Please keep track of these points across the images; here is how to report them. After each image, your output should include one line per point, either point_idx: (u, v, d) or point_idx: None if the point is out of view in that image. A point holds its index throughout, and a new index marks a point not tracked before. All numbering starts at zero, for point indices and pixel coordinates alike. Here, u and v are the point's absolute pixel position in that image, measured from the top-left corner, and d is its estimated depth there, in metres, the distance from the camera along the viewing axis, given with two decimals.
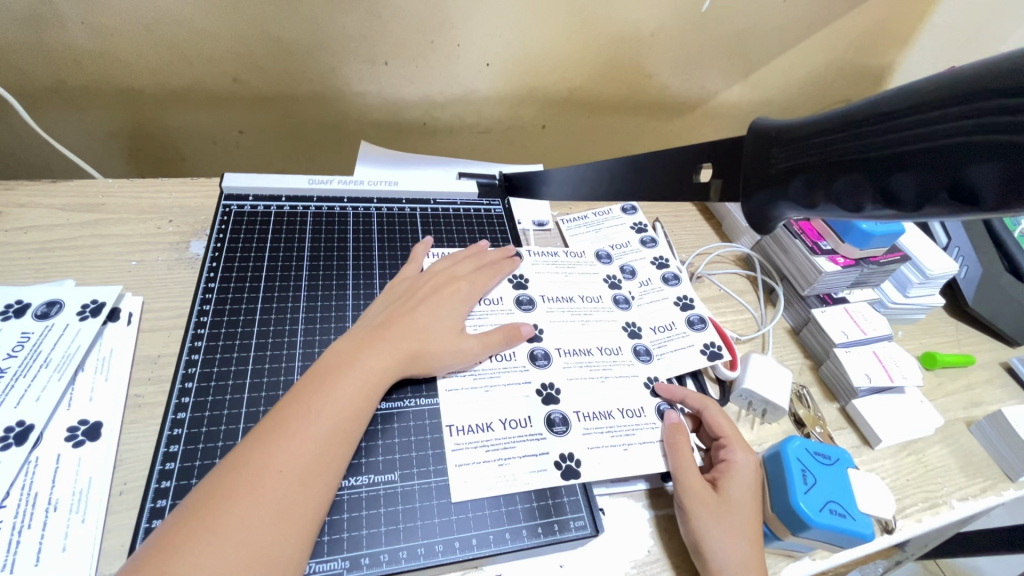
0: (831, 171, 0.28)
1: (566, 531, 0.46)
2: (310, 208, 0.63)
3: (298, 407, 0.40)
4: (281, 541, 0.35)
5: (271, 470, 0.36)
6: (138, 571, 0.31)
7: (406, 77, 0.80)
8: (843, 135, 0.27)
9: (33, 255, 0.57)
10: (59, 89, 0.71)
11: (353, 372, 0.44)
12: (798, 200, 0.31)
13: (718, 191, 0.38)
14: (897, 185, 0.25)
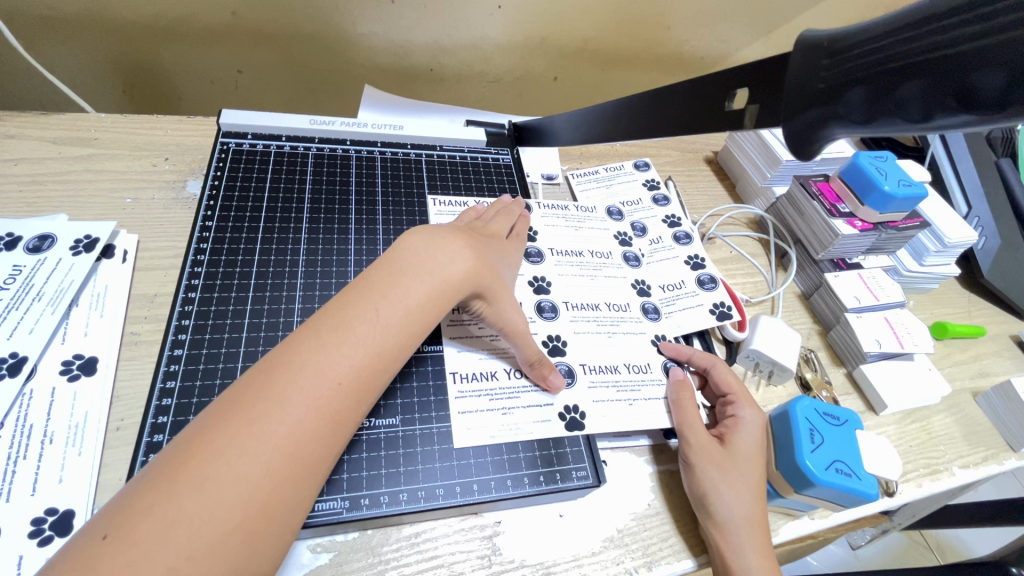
0: (897, 76, 0.26)
1: (568, 480, 0.45)
2: (312, 149, 0.61)
3: (359, 309, 0.35)
4: (324, 456, 0.31)
5: (323, 375, 0.32)
6: (186, 451, 0.27)
7: (415, 19, 0.76)
8: (912, 32, 0.25)
9: (24, 187, 0.55)
10: (47, 16, 0.67)
11: (421, 277, 0.39)
12: (857, 117, 0.28)
13: (753, 118, 0.35)
14: (980, 82, 0.23)
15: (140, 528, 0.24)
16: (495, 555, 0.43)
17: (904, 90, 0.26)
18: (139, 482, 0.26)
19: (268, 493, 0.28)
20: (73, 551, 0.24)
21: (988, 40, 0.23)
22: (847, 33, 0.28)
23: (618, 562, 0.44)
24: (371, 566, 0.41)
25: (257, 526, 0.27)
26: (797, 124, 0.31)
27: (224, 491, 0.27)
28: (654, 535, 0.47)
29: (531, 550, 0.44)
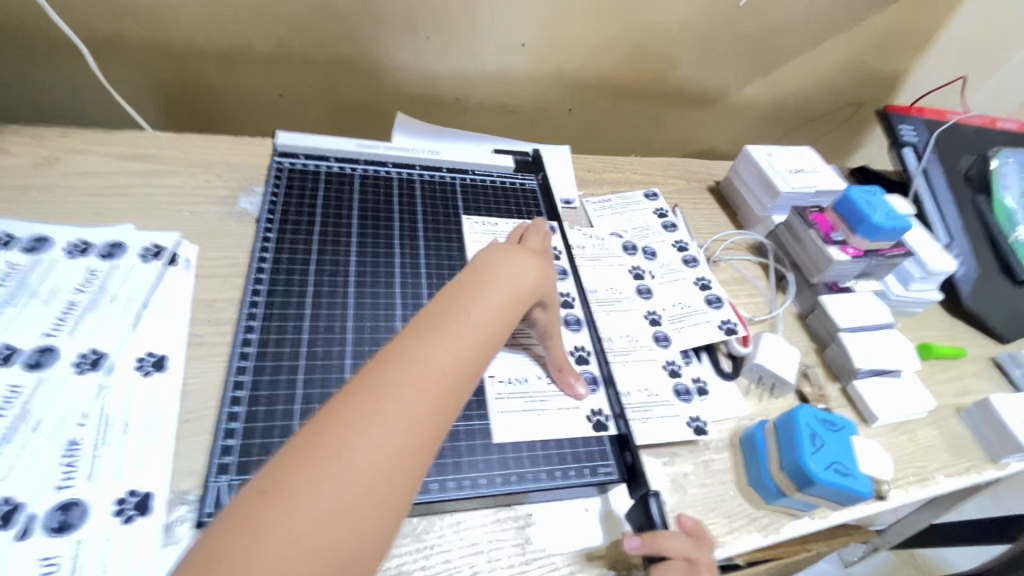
0: None
1: (596, 475, 0.50)
2: (357, 170, 0.66)
3: (453, 309, 0.38)
4: (435, 438, 0.33)
5: (429, 367, 0.34)
6: (322, 420, 0.30)
7: (445, 52, 0.83)
8: None
9: (92, 199, 0.60)
10: (112, 41, 0.72)
11: (502, 283, 0.42)
12: None
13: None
14: None
15: (290, 483, 0.27)
16: (528, 544, 0.48)
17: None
18: (287, 446, 0.29)
19: (393, 464, 0.30)
20: (234, 511, 0.26)
21: None
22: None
23: None
24: (418, 551, 0.45)
25: (385, 496, 0.29)
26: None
27: (359, 461, 0.29)
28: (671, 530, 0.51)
29: (561, 541, 0.48)
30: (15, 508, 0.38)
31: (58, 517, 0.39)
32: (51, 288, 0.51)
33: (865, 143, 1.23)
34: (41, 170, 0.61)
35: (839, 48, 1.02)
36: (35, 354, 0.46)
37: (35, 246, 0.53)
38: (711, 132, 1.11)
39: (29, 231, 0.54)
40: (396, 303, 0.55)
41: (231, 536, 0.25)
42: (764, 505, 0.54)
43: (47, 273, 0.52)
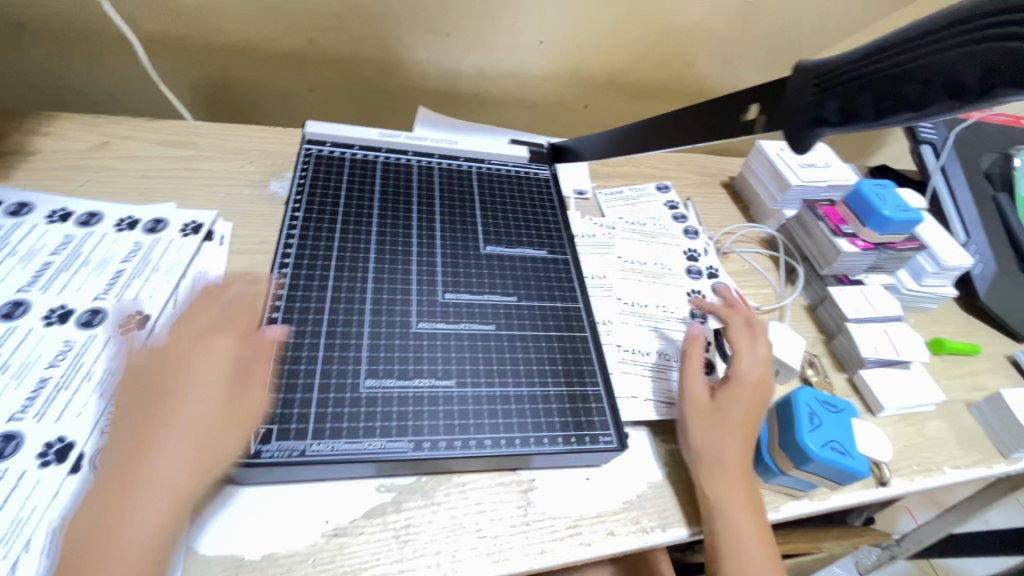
0: (859, 86, 0.37)
1: (596, 443, 0.52)
2: (380, 157, 0.70)
3: (139, 461, 0.38)
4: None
5: (134, 515, 0.37)
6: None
7: (465, 49, 0.87)
8: (869, 60, 0.36)
9: (137, 180, 0.65)
10: (157, 38, 0.78)
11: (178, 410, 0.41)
12: (836, 118, 0.39)
13: (762, 125, 0.44)
14: (908, 89, 0.35)
15: None
16: (530, 506, 0.50)
17: (862, 97, 0.37)
18: None
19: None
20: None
21: (916, 62, 0.34)
22: (830, 62, 0.39)
23: (636, 521, 0.51)
24: (426, 506, 0.48)
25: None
26: (799, 127, 0.41)
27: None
28: (667, 501, 0.53)
29: (561, 505, 0.51)
30: (67, 446, 0.43)
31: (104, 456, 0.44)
32: (99, 258, 0.55)
33: (887, 143, 1.22)
34: (92, 153, 0.67)
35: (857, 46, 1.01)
36: (86, 314, 0.51)
37: (86, 220, 0.59)
38: None
39: (83, 207, 0.60)
40: (411, 280, 0.59)
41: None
42: (763, 482, 0.56)
43: (95, 246, 0.56)
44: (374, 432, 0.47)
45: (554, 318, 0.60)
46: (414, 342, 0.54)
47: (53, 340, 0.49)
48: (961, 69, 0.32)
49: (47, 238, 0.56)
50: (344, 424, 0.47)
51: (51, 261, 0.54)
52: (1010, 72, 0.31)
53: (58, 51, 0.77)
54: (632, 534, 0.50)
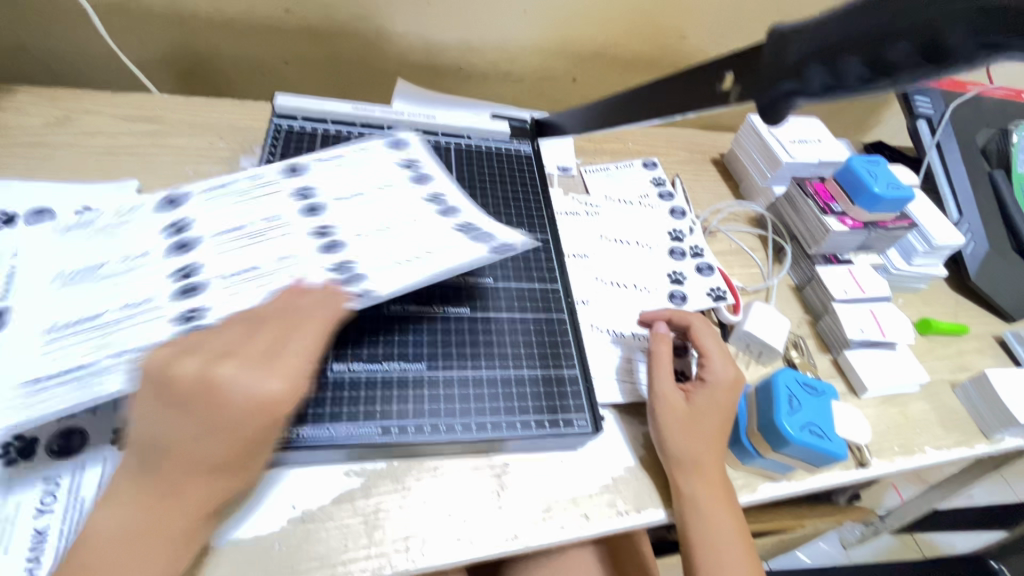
0: (835, 50, 0.35)
1: (569, 427, 0.51)
2: (354, 133, 0.68)
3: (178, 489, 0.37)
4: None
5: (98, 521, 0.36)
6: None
7: (447, 18, 0.83)
8: (845, 22, 0.34)
9: (102, 157, 0.63)
10: (120, 6, 0.75)
11: (196, 435, 0.37)
12: (813, 85, 0.37)
13: (737, 96, 0.43)
14: (884, 53, 0.32)
15: None
16: (504, 490, 0.50)
17: (840, 63, 0.35)
18: None
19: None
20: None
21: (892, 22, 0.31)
22: (806, 28, 0.37)
23: (611, 504, 0.51)
24: (397, 491, 0.48)
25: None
26: (775, 98, 0.39)
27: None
28: (643, 485, 0.53)
29: (536, 489, 0.50)
30: (30, 442, 0.42)
31: (60, 442, 0.43)
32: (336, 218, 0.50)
33: (885, 118, 1.18)
34: (53, 129, 0.64)
35: None
36: None
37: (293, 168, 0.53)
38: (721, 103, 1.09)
39: (28, 205, 0.55)
40: None
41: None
42: (741, 465, 0.56)
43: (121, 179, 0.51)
44: (339, 417, 0.46)
45: (531, 299, 0.58)
46: (383, 325, 0.52)
47: None
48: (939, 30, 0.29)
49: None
50: (309, 410, 0.46)
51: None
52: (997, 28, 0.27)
53: (18, 20, 0.74)
54: (607, 518, 0.50)
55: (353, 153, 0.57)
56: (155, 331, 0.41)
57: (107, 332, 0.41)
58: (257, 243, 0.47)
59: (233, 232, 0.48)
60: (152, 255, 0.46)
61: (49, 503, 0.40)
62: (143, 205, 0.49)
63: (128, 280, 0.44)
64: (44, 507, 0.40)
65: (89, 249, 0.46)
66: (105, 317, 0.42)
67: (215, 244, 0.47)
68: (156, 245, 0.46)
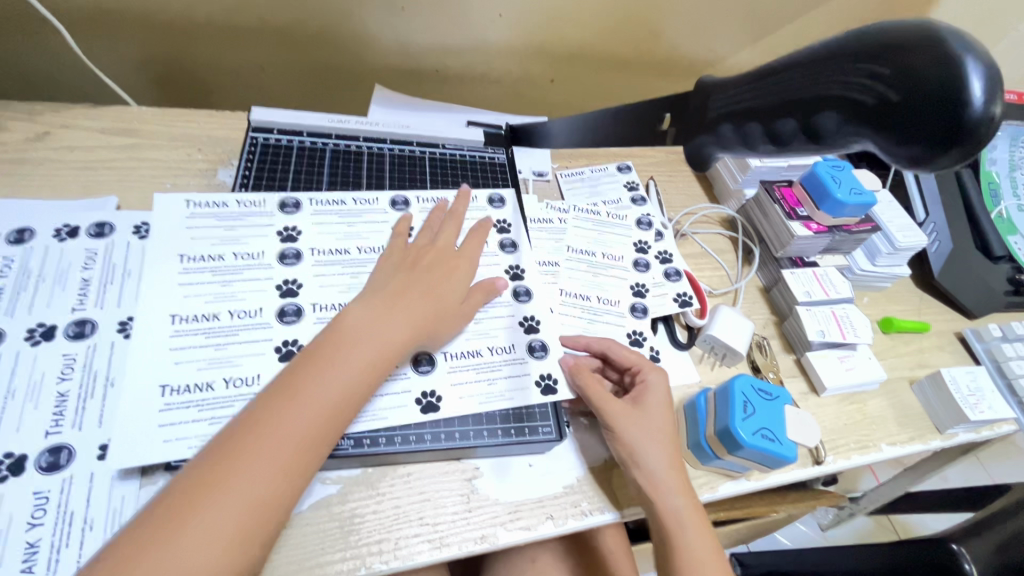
0: (744, 115, 0.36)
1: (535, 434, 0.54)
2: (329, 144, 0.69)
3: (310, 375, 0.44)
4: (292, 486, 0.41)
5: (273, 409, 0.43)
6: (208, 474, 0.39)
7: (423, 23, 0.84)
8: (757, 89, 0.35)
9: (81, 173, 0.64)
10: (95, 17, 0.75)
11: (378, 326, 0.48)
12: (727, 140, 0.38)
13: (672, 137, 0.43)
14: (780, 128, 0.34)
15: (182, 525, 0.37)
16: (473, 494, 0.52)
17: (750, 126, 0.36)
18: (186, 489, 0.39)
19: (243, 529, 0.38)
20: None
21: (789, 99, 0.33)
22: (723, 87, 0.37)
23: (575, 505, 0.54)
24: (371, 496, 0.50)
25: (240, 542, 0.38)
26: (698, 146, 0.40)
27: (201, 530, 0.37)
28: (606, 485, 0.56)
29: (504, 491, 0.53)
30: (19, 459, 0.45)
31: (48, 458, 0.45)
32: None
33: None
34: (33, 145, 0.65)
35: (833, 15, 0.98)
36: (73, 327, 0.52)
37: (404, 200, 0.66)
38: None
39: (11, 223, 0.57)
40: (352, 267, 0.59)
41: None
42: (701, 464, 0.59)
43: (250, 199, 0.61)
44: None
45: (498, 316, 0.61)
46: None
47: (26, 360, 0.49)
48: (819, 117, 0.33)
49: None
50: None
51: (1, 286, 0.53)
52: (873, 116, 0.30)
53: None
54: (570, 517, 0.53)
55: (354, 203, 0.64)
56: (261, 347, 0.52)
57: (222, 348, 0.51)
58: (355, 278, 0.58)
59: (333, 260, 0.59)
60: (270, 276, 0.56)
61: (40, 516, 0.43)
62: (275, 230, 0.59)
63: (245, 292, 0.55)
64: (35, 520, 0.43)
65: (233, 265, 0.56)
66: (223, 326, 0.52)
67: (315, 271, 0.58)
68: (272, 264, 0.57)
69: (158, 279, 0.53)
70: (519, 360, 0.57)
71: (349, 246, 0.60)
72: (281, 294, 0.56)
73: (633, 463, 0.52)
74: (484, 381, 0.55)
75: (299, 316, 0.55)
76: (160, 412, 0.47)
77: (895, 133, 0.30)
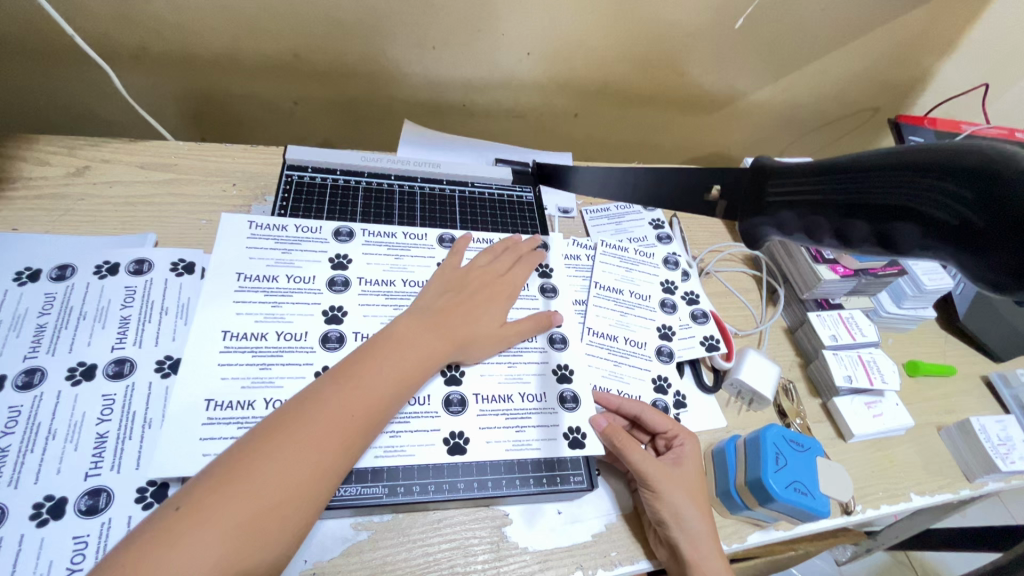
0: (809, 208, 0.31)
1: (567, 483, 0.54)
2: (362, 182, 0.70)
3: (367, 364, 0.47)
4: (344, 464, 0.43)
5: (324, 390, 0.44)
6: (255, 446, 0.40)
7: (452, 60, 0.85)
8: (826, 184, 0.30)
9: (119, 208, 0.66)
10: (136, 54, 0.77)
11: (423, 332, 0.52)
12: (788, 230, 0.33)
13: (723, 210, 0.41)
14: (849, 229, 0.29)
15: (217, 500, 0.37)
16: (503, 541, 0.52)
17: (812, 219, 0.31)
18: (228, 462, 0.39)
19: (290, 497, 0.39)
20: (108, 561, 0.34)
21: (859, 201, 0.29)
22: (787, 170, 0.33)
23: (605, 554, 0.54)
24: (402, 543, 0.50)
25: (266, 521, 0.38)
26: (754, 227, 0.36)
27: (261, 489, 0.38)
28: (635, 535, 0.55)
29: (534, 539, 0.53)
30: (60, 502, 0.45)
31: (87, 502, 0.46)
32: None
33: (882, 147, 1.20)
34: (73, 180, 0.67)
35: (855, 54, 0.99)
36: (112, 365, 0.53)
37: (451, 238, 0.67)
38: (720, 136, 1.11)
39: (53, 260, 0.58)
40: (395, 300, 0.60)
41: (134, 558, 0.34)
42: (730, 514, 0.58)
43: (308, 224, 0.63)
44: (350, 478, 0.49)
45: None
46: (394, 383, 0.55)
47: (67, 399, 0.50)
48: (893, 228, 0.27)
49: (27, 300, 0.55)
50: None
51: (44, 323, 0.54)
52: (957, 240, 0.25)
53: (38, 67, 0.77)
54: (600, 567, 0.53)
55: (403, 236, 0.66)
56: (303, 370, 0.53)
57: (267, 367, 0.52)
58: (397, 310, 0.59)
59: (379, 291, 0.60)
60: (318, 301, 0.58)
61: (80, 561, 0.43)
62: (328, 256, 0.61)
63: (293, 315, 0.56)
64: (75, 565, 0.43)
65: (285, 288, 0.57)
66: (270, 346, 0.53)
67: (360, 300, 0.59)
68: (322, 289, 0.59)
69: (206, 304, 0.54)
70: (551, 411, 0.57)
71: (395, 278, 0.62)
72: (326, 319, 0.57)
73: (669, 525, 0.52)
74: (513, 427, 0.55)
75: (341, 343, 0.55)
76: (202, 426, 0.48)
77: (979, 264, 0.24)
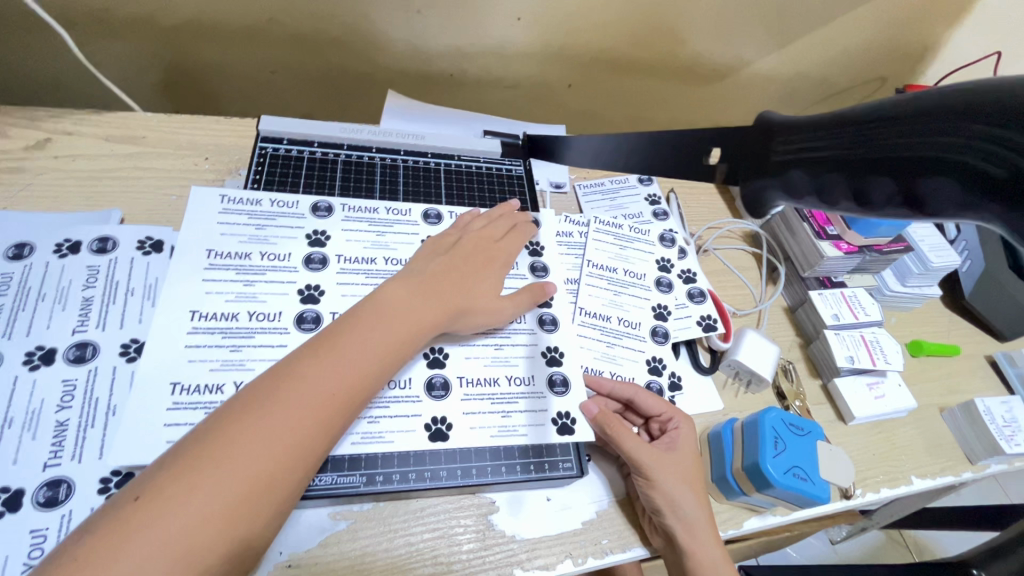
0: (827, 166, 0.28)
1: (555, 470, 0.52)
2: (341, 155, 0.67)
3: (347, 338, 0.44)
4: (321, 445, 0.40)
5: (300, 366, 0.41)
6: (222, 428, 0.37)
7: (439, 26, 0.80)
8: (853, 135, 0.27)
9: (83, 183, 0.62)
10: (101, 18, 0.72)
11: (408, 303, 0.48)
12: (797, 191, 0.30)
13: (721, 175, 0.36)
14: (873, 187, 0.26)
15: (182, 486, 0.34)
16: (488, 530, 0.50)
17: (827, 177, 0.28)
18: (194, 445, 0.36)
19: (262, 483, 0.36)
20: (62, 553, 0.32)
21: (891, 154, 0.26)
22: (801, 125, 0.29)
23: (595, 542, 0.52)
24: (383, 533, 0.48)
25: (236, 507, 0.35)
26: (757, 191, 0.32)
27: (230, 475, 0.36)
28: (626, 522, 0.53)
29: (522, 527, 0.51)
30: (16, 494, 0.42)
31: (46, 493, 0.43)
32: None
33: None
34: (33, 153, 0.63)
35: (864, 21, 0.94)
36: (74, 349, 0.50)
37: (436, 214, 0.63)
38: (720, 108, 1.06)
39: (11, 237, 0.54)
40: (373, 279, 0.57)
41: (92, 548, 0.32)
42: (725, 499, 0.56)
43: (283, 198, 0.59)
44: (325, 466, 0.46)
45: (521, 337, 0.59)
46: None
47: (23, 385, 0.47)
48: (930, 183, 0.24)
49: None
50: None
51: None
52: (1009, 193, 0.22)
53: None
54: (590, 555, 0.51)
55: (385, 213, 0.62)
56: (277, 352, 0.50)
57: (237, 349, 0.49)
58: None
59: (359, 269, 0.57)
60: (294, 280, 0.54)
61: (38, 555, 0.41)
62: (305, 233, 0.58)
63: (267, 295, 0.53)
64: (32, 560, 0.40)
65: (258, 265, 0.54)
66: (241, 328, 0.50)
67: (338, 278, 0.56)
68: (298, 267, 0.55)
69: (171, 284, 0.51)
70: (538, 395, 0.54)
71: (376, 256, 0.58)
72: (301, 299, 0.53)
73: (664, 512, 0.49)
74: (499, 412, 0.52)
75: (318, 324, 0.52)
76: (167, 411, 0.45)
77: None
